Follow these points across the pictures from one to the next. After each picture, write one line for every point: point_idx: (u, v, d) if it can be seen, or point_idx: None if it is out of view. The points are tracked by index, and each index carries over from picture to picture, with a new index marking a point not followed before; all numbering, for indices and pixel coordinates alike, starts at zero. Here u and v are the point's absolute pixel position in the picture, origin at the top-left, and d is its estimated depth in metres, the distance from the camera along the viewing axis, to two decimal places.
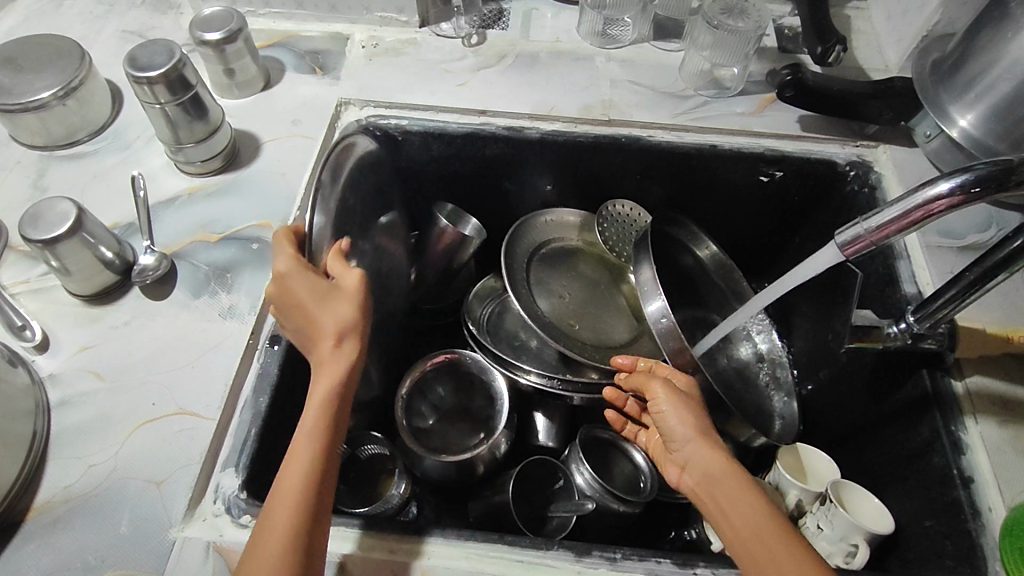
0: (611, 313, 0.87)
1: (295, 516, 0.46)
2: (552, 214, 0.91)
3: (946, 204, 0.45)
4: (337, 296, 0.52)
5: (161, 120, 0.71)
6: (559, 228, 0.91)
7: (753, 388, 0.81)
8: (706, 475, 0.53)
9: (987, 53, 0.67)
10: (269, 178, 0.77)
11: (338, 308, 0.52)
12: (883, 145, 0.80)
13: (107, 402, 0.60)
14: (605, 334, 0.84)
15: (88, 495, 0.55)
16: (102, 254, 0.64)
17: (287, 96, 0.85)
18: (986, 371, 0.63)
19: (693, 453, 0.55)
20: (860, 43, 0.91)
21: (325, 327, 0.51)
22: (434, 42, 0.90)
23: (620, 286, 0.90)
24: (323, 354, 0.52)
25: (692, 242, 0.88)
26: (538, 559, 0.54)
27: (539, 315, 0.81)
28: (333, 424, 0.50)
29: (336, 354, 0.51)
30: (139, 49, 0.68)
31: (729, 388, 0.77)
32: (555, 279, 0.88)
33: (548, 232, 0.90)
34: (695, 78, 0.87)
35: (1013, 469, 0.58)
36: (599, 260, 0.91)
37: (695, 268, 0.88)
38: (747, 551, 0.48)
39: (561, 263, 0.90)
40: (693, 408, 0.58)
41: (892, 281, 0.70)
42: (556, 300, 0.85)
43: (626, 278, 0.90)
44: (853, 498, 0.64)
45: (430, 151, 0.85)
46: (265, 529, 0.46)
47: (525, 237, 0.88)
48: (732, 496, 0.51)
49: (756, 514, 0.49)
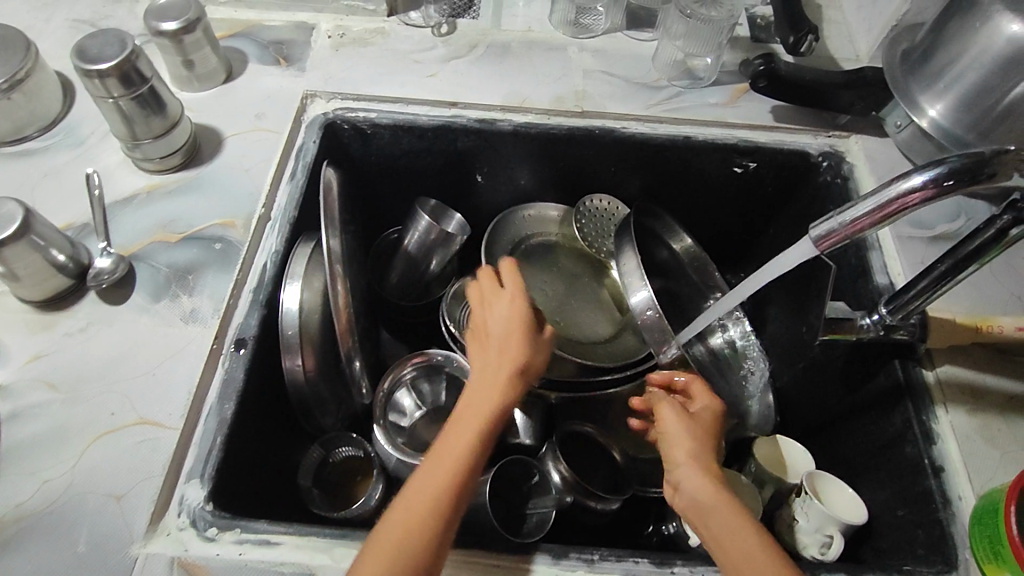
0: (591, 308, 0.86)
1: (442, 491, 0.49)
2: (528, 209, 0.90)
3: (919, 198, 0.45)
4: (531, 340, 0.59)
5: (115, 116, 0.68)
6: (535, 220, 0.90)
7: (732, 377, 0.81)
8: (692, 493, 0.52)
9: (956, 43, 0.67)
10: (231, 174, 0.74)
11: (534, 354, 0.58)
12: (854, 135, 0.80)
13: (62, 413, 0.57)
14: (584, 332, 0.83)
15: (42, 513, 0.52)
16: (54, 258, 0.61)
17: (249, 88, 0.82)
18: (956, 361, 0.63)
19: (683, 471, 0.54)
20: (831, 32, 0.91)
21: (506, 358, 0.57)
22: (403, 32, 0.88)
23: (602, 281, 0.89)
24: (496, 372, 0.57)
25: (669, 236, 0.88)
26: (515, 564, 0.53)
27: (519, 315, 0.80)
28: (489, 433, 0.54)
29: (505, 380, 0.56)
30: (88, 40, 0.65)
31: (708, 380, 0.76)
32: (532, 276, 0.87)
33: (524, 226, 0.89)
34: (668, 68, 0.86)
35: (982, 457, 0.59)
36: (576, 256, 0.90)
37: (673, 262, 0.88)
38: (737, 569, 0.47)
39: (540, 257, 0.89)
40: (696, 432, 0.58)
41: (864, 271, 0.70)
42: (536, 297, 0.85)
43: (607, 271, 0.89)
44: (830, 488, 0.64)
45: (401, 145, 0.83)
46: (409, 498, 0.49)
47: (503, 232, 0.87)
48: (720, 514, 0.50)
49: (742, 537, 0.48)
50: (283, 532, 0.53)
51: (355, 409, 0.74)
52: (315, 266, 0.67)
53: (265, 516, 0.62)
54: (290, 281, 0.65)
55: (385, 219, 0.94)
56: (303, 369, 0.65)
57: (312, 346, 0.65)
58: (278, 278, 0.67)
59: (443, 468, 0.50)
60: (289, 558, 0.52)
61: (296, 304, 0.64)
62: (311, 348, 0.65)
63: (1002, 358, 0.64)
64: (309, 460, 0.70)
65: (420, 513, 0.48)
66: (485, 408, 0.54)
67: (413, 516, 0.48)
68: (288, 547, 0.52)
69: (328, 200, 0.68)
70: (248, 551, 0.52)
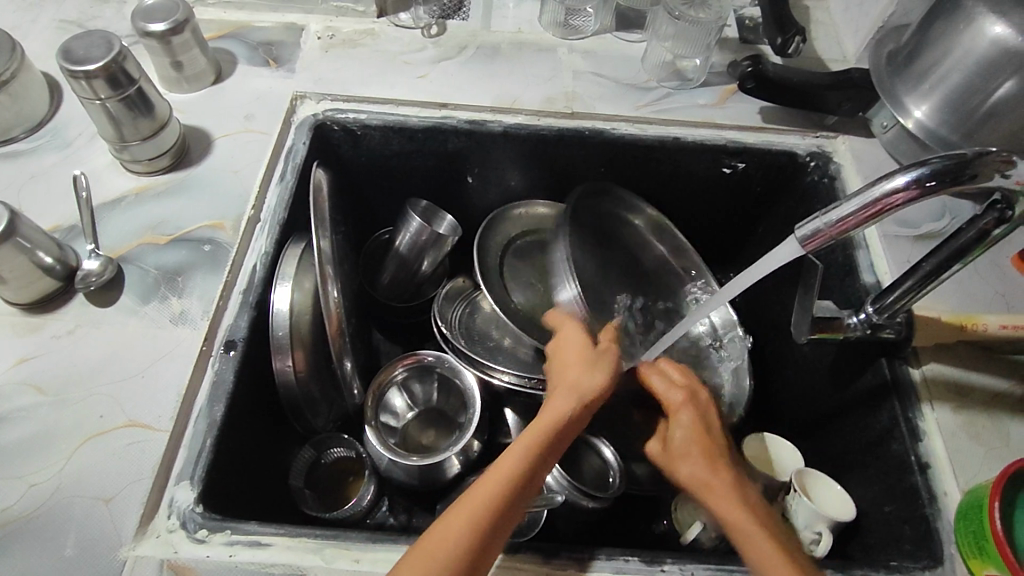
0: None
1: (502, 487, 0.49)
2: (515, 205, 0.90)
3: (904, 198, 0.45)
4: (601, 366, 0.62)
5: (102, 117, 0.67)
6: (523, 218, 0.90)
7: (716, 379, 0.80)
8: (712, 488, 0.54)
9: (941, 44, 0.68)
10: (220, 175, 0.74)
11: (591, 381, 0.60)
12: (841, 136, 0.81)
13: (50, 416, 0.57)
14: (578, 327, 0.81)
15: (30, 517, 0.52)
16: (41, 259, 0.60)
17: (238, 90, 0.81)
18: (942, 359, 0.64)
19: (693, 467, 0.57)
20: (818, 33, 0.92)
21: (571, 381, 0.59)
22: (393, 33, 0.88)
23: None
24: (566, 391, 0.58)
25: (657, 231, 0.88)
26: (506, 563, 0.54)
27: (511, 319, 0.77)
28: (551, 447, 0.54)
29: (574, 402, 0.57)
30: (74, 41, 0.64)
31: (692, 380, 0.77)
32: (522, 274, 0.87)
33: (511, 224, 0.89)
34: (658, 70, 0.87)
35: (967, 453, 0.59)
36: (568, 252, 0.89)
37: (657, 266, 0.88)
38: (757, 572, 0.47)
39: (532, 254, 0.89)
40: (691, 418, 0.61)
41: (852, 270, 0.71)
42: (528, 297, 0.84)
43: None
44: (816, 483, 0.65)
45: (391, 146, 0.83)
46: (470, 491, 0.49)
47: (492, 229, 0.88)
48: (737, 513, 0.51)
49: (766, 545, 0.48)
50: (273, 534, 0.53)
51: (347, 409, 0.74)
52: (305, 267, 0.67)
53: (256, 518, 0.61)
54: (282, 283, 0.65)
55: (377, 220, 0.94)
56: (295, 370, 0.65)
57: (303, 346, 0.66)
58: (268, 279, 0.67)
59: (505, 465, 0.50)
60: (281, 559, 0.52)
61: (287, 305, 0.64)
62: (302, 350, 0.65)
63: (987, 356, 0.65)
64: (300, 461, 0.70)
65: (484, 500, 0.48)
66: (548, 419, 0.55)
67: (481, 502, 0.47)
68: (278, 548, 0.52)
69: (318, 202, 0.68)
70: (238, 553, 0.52)
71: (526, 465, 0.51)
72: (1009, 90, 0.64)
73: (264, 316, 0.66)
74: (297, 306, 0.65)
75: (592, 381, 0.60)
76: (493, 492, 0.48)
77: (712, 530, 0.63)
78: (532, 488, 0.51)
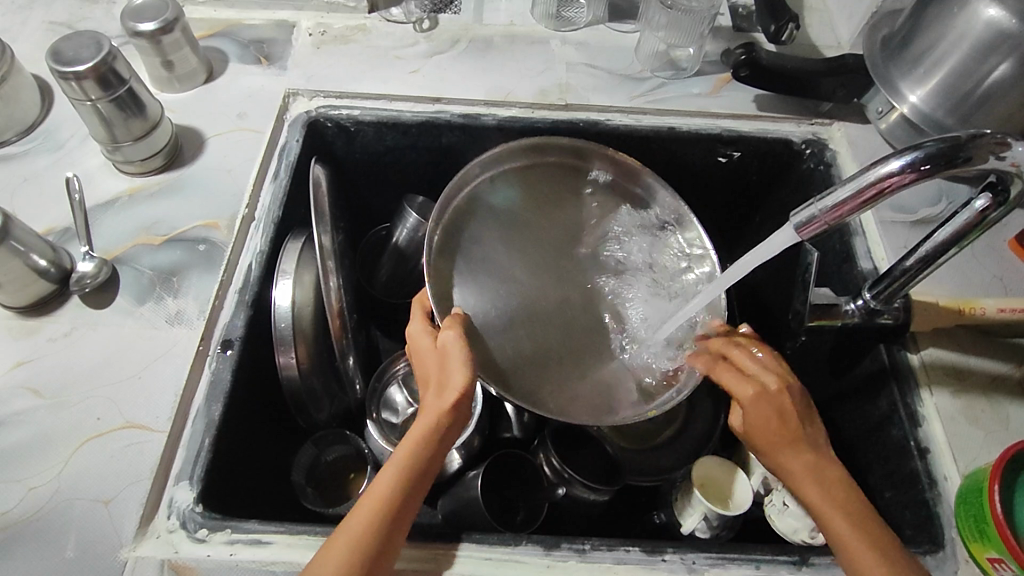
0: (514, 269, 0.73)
1: (371, 519, 0.48)
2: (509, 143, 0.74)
3: (898, 182, 0.45)
4: (454, 358, 0.56)
5: (93, 118, 0.67)
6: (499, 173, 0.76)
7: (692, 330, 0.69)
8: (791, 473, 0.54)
9: (936, 27, 0.67)
10: (214, 175, 0.73)
11: (452, 374, 0.55)
12: (837, 122, 0.81)
13: (48, 419, 0.57)
14: (556, 329, 0.71)
15: (29, 520, 0.52)
16: (35, 262, 0.60)
17: (230, 88, 0.81)
18: (940, 344, 0.64)
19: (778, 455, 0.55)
20: (813, 20, 0.91)
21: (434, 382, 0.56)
22: (384, 28, 0.88)
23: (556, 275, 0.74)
24: (432, 398, 0.55)
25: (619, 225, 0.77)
26: (507, 555, 0.54)
27: (463, 291, 0.68)
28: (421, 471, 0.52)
29: (444, 411, 0.54)
30: (63, 42, 0.64)
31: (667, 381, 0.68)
32: (481, 239, 0.72)
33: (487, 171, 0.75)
34: (651, 60, 0.87)
35: (967, 437, 0.59)
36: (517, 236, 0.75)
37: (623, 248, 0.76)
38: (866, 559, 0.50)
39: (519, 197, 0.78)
40: (758, 396, 0.55)
41: (849, 257, 0.71)
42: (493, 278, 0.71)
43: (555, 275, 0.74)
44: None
45: (385, 141, 0.82)
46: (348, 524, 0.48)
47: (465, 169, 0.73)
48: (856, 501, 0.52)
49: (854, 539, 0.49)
50: (273, 532, 0.53)
51: (349, 403, 0.74)
52: (305, 262, 0.67)
53: (256, 517, 0.61)
54: (282, 277, 0.65)
55: (372, 217, 0.94)
56: (298, 365, 0.65)
57: (305, 340, 0.65)
58: (265, 278, 0.67)
59: (373, 498, 0.50)
60: (283, 558, 0.52)
61: (288, 300, 0.64)
62: (304, 343, 0.65)
63: (984, 339, 0.65)
64: (301, 460, 0.70)
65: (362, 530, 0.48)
66: (416, 439, 0.53)
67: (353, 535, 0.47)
68: (280, 545, 0.52)
69: (318, 196, 0.68)
70: (238, 551, 0.52)
71: (390, 499, 0.50)
72: (1003, 72, 0.64)
73: (261, 315, 0.66)
74: (298, 304, 0.65)
75: (452, 385, 0.54)
76: (349, 538, 0.47)
77: (714, 520, 0.63)
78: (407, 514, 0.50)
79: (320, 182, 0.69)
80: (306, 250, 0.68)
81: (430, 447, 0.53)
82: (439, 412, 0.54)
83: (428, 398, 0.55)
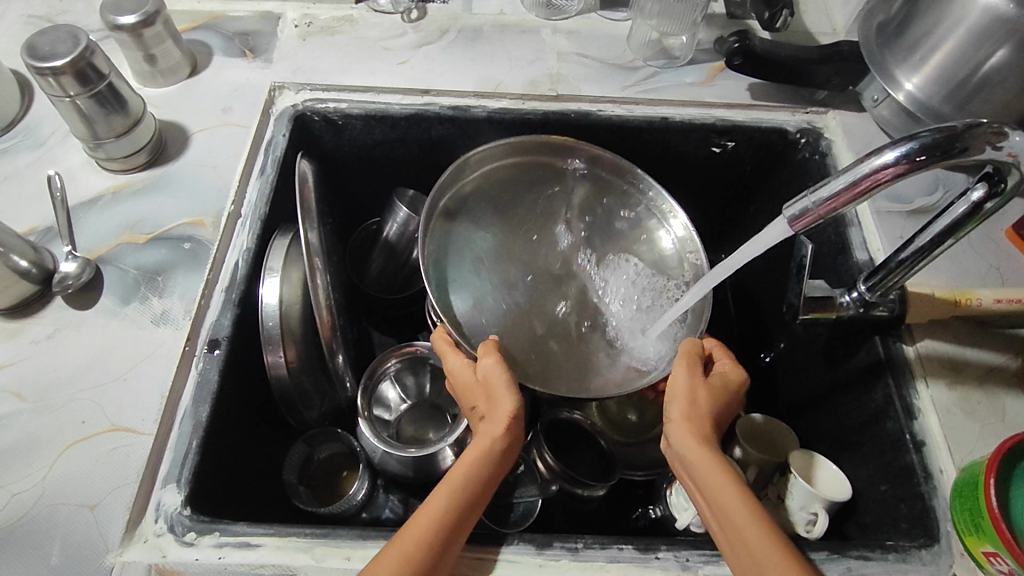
0: (503, 258, 0.74)
1: (424, 535, 0.48)
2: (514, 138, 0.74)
3: (893, 173, 0.44)
4: (498, 381, 0.57)
5: (74, 116, 0.66)
6: (500, 162, 0.76)
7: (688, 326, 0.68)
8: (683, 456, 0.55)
9: (933, 13, 0.66)
10: (198, 172, 0.72)
11: (503, 399, 0.56)
12: (832, 111, 0.80)
13: (31, 423, 0.56)
14: (535, 327, 0.71)
15: (12, 526, 0.51)
16: (16, 263, 0.59)
17: (215, 83, 0.80)
18: (935, 335, 0.64)
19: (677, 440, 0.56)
20: (807, 6, 0.90)
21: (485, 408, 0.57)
22: (371, 19, 0.86)
23: (543, 266, 0.75)
24: (484, 423, 0.56)
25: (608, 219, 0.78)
26: (498, 555, 0.53)
27: (459, 289, 0.69)
28: (474, 496, 0.52)
29: (498, 437, 0.54)
30: (39, 37, 0.62)
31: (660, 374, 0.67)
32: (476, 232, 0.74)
33: (481, 168, 0.75)
34: (644, 49, 0.85)
35: (961, 430, 0.59)
36: (508, 230, 0.76)
37: (616, 241, 0.77)
38: (710, 500, 0.52)
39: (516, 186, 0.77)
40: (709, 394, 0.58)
41: (844, 248, 0.70)
42: (485, 278, 0.72)
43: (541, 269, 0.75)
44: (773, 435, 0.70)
45: (374, 135, 0.81)
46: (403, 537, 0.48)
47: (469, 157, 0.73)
48: (693, 442, 0.55)
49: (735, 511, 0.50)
50: (262, 534, 0.52)
51: (338, 401, 0.73)
52: (292, 259, 0.66)
53: (244, 518, 0.61)
54: (269, 275, 0.64)
55: (363, 212, 0.92)
56: (287, 364, 0.64)
57: (294, 339, 0.64)
58: (251, 276, 0.65)
59: (427, 513, 0.49)
60: (272, 561, 0.51)
61: (276, 298, 0.63)
62: (293, 342, 0.64)
63: (979, 330, 0.64)
64: (292, 459, 0.69)
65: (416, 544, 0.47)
66: (470, 461, 0.53)
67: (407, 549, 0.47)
68: (268, 548, 0.51)
69: (305, 193, 0.67)
70: (227, 555, 0.51)
71: (443, 518, 0.49)
72: (1002, 58, 0.63)
73: (248, 314, 0.65)
74: (286, 307, 0.64)
75: (501, 408, 0.56)
76: (402, 550, 0.47)
77: None
78: (458, 535, 0.50)
79: (306, 178, 0.68)
80: (293, 246, 0.66)
81: (487, 469, 0.53)
82: (491, 437, 0.54)
83: (480, 424, 0.56)
